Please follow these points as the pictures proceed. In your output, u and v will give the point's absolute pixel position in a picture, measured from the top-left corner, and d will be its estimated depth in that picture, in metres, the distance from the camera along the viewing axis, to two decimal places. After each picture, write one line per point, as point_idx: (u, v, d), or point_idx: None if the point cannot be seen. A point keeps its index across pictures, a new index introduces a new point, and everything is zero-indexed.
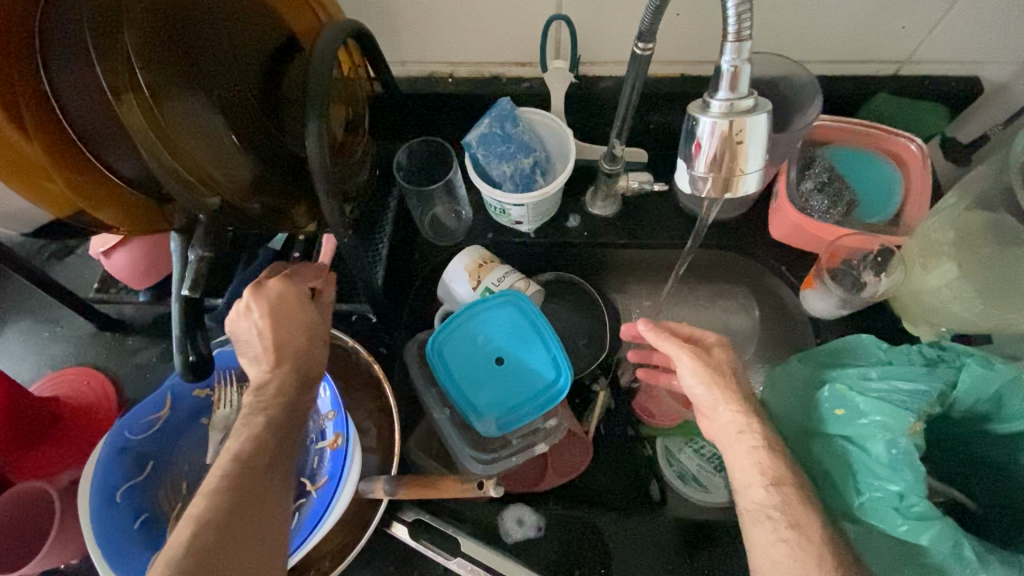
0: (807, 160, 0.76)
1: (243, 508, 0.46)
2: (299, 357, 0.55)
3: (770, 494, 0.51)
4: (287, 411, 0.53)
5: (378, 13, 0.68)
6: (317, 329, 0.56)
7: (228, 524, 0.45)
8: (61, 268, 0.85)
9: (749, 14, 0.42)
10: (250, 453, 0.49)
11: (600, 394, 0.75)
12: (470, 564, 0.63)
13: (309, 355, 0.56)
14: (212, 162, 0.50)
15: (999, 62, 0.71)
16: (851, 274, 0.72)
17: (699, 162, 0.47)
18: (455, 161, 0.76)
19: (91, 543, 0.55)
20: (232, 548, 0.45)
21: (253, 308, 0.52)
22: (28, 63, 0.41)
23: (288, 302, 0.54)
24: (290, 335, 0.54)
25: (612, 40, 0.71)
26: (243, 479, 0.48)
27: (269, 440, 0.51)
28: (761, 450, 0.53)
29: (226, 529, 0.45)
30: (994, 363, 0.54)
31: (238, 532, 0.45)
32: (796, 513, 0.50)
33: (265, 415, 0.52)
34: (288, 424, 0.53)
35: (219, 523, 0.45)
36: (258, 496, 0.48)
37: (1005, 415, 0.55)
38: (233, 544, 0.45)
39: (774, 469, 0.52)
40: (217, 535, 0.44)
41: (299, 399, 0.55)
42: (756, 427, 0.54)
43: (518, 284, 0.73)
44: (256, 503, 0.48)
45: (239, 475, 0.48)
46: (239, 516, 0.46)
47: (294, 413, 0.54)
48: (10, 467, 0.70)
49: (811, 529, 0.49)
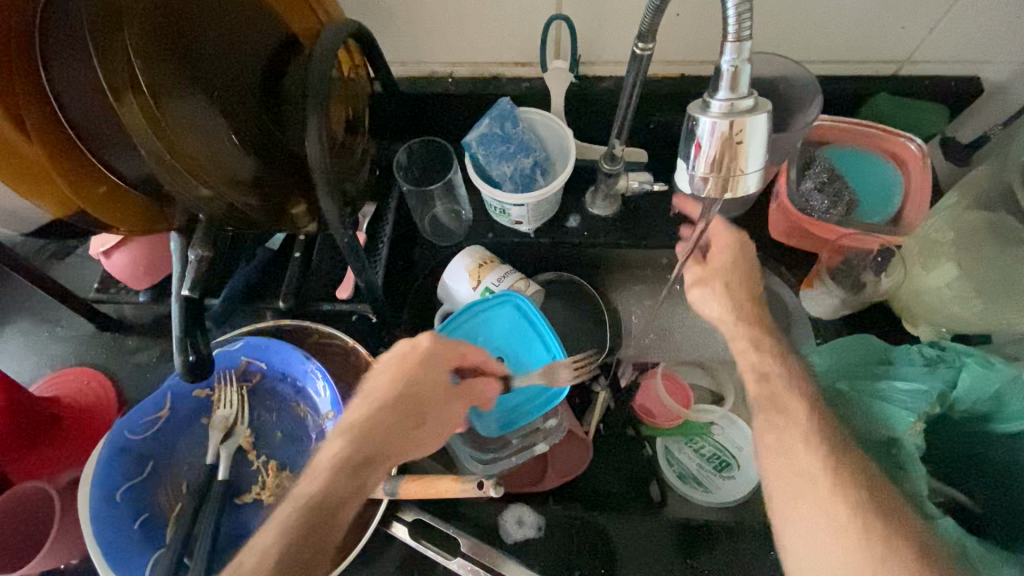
0: (807, 160, 0.76)
1: (350, 482, 0.50)
2: (377, 438, 0.53)
3: (759, 388, 0.52)
4: (401, 417, 0.54)
5: (379, 13, 0.68)
6: (430, 382, 0.56)
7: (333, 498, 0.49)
8: (61, 268, 0.85)
9: (749, 13, 0.42)
10: (303, 514, 0.47)
11: (600, 395, 0.75)
12: (470, 564, 0.63)
13: (405, 418, 0.55)
14: (212, 162, 0.49)
15: (998, 62, 0.71)
16: (852, 273, 0.72)
17: (699, 163, 0.47)
18: (455, 161, 0.76)
19: (91, 544, 0.56)
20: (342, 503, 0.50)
21: (415, 346, 0.56)
22: (28, 64, 0.42)
23: (414, 358, 0.56)
24: (381, 405, 0.54)
25: (612, 40, 0.71)
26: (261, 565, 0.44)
27: (377, 426, 0.53)
28: (749, 351, 0.53)
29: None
30: (994, 363, 0.54)
31: (334, 502, 0.49)
32: (784, 401, 0.50)
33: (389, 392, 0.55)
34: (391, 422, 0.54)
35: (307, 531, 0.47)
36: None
37: (1006, 415, 0.55)
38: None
39: (761, 365, 0.52)
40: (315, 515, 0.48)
41: (357, 484, 0.51)
42: (745, 330, 0.54)
43: (518, 284, 0.73)
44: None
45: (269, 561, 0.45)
46: (366, 476, 0.51)
47: (361, 484, 0.51)
48: (12, 468, 0.70)
49: (800, 413, 0.49)
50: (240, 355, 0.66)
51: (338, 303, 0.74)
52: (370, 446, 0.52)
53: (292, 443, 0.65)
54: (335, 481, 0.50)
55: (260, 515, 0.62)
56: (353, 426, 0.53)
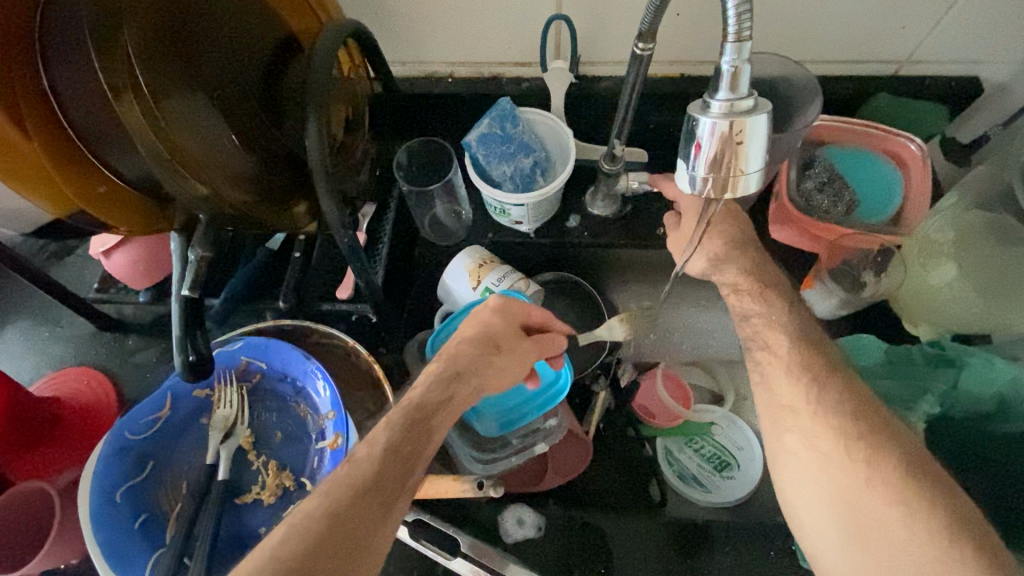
0: (807, 160, 0.76)
1: (438, 410, 0.52)
2: (464, 357, 0.55)
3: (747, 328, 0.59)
4: (483, 353, 0.56)
5: (379, 13, 0.68)
6: (510, 330, 0.58)
7: (423, 424, 0.50)
8: (61, 268, 0.85)
9: (749, 13, 0.42)
10: (401, 416, 0.50)
11: (600, 396, 0.74)
12: (470, 564, 0.63)
13: (492, 359, 0.56)
14: (212, 161, 0.49)
15: (998, 63, 0.71)
16: (851, 273, 0.71)
17: (699, 163, 0.47)
18: (454, 161, 0.76)
19: (91, 544, 0.56)
20: (429, 429, 0.51)
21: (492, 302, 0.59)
22: (28, 65, 0.42)
23: (490, 312, 0.59)
24: (463, 341, 0.57)
25: (612, 40, 0.70)
26: (369, 455, 0.47)
27: (464, 356, 0.55)
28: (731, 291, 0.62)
29: (341, 528, 0.43)
30: (995, 362, 0.57)
31: (418, 428, 0.50)
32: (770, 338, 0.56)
33: (472, 335, 0.57)
34: (477, 361, 0.55)
35: (397, 447, 0.48)
36: (373, 479, 0.46)
37: (1007, 415, 0.57)
38: (338, 548, 0.42)
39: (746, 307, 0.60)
40: (404, 434, 0.49)
41: (449, 396, 0.53)
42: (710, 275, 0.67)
43: (518, 284, 0.73)
44: (363, 488, 0.45)
45: (375, 453, 0.47)
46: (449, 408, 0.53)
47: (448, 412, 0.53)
48: (9, 468, 0.69)
49: (782, 348, 0.55)
50: (240, 355, 0.66)
51: (338, 303, 0.74)
52: (459, 364, 0.54)
53: (292, 442, 0.65)
54: (429, 392, 0.52)
55: (260, 515, 0.62)
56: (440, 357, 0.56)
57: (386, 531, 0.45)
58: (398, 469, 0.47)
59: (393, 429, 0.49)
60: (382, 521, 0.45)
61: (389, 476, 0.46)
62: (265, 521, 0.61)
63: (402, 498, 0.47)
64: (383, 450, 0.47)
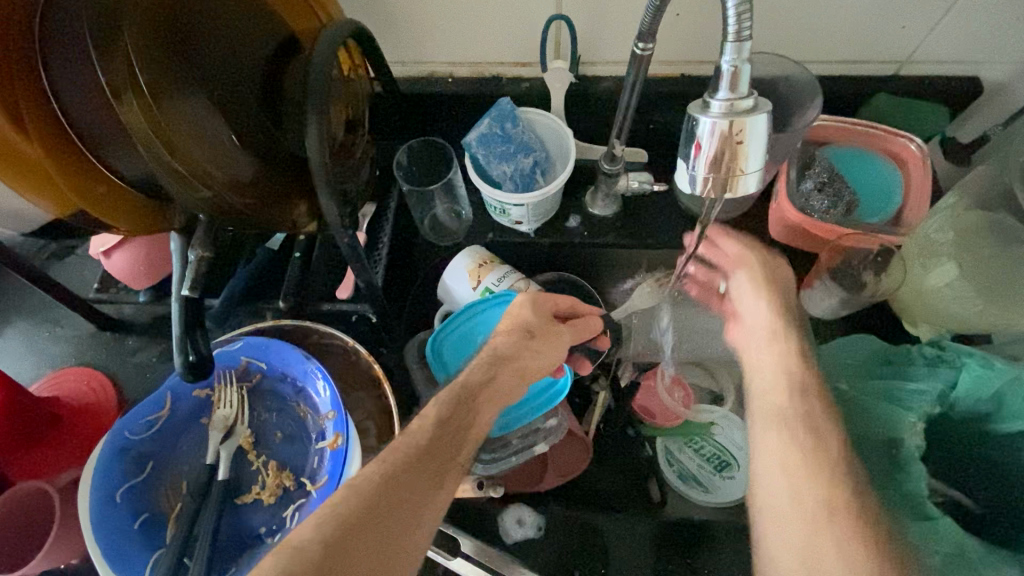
0: (807, 160, 0.76)
1: (485, 387, 0.55)
2: (504, 346, 0.58)
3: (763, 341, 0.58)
4: (521, 338, 0.58)
5: (379, 13, 0.69)
6: (542, 322, 0.61)
7: (471, 399, 0.54)
8: (60, 268, 0.85)
9: (749, 13, 0.42)
10: (447, 396, 0.54)
11: (600, 396, 0.75)
12: (471, 565, 0.64)
13: (532, 342, 0.59)
14: (212, 162, 0.49)
15: (999, 63, 0.71)
16: (852, 273, 0.71)
17: (699, 163, 0.47)
18: (455, 161, 0.77)
19: (91, 544, 0.56)
20: (478, 405, 0.54)
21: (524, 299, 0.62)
22: (28, 65, 0.42)
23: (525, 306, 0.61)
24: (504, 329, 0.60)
25: (612, 40, 0.70)
26: (419, 430, 0.51)
27: (505, 341, 0.58)
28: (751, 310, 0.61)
29: (395, 493, 0.46)
30: (994, 363, 0.54)
31: (467, 402, 0.54)
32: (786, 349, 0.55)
33: (510, 325, 0.60)
34: (518, 347, 0.58)
35: (447, 419, 0.52)
36: (425, 451, 0.49)
37: (1005, 415, 0.55)
38: (394, 506, 0.45)
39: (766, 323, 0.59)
40: (453, 408, 0.53)
41: (491, 376, 0.56)
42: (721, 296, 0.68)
43: (518, 284, 0.73)
44: (417, 457, 0.49)
45: (426, 425, 0.51)
46: (495, 386, 0.56)
47: (493, 390, 0.56)
48: (11, 468, 0.70)
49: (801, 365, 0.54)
50: (240, 355, 0.66)
51: (338, 303, 0.75)
52: (499, 350, 0.57)
53: (292, 443, 0.65)
54: (474, 372, 0.56)
55: (260, 515, 0.62)
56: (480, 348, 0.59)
57: (439, 498, 0.48)
58: (446, 444, 0.51)
59: (443, 402, 0.53)
60: (434, 489, 0.48)
61: (439, 449, 0.50)
62: (265, 521, 0.61)
63: (452, 471, 0.50)
64: (434, 421, 0.51)
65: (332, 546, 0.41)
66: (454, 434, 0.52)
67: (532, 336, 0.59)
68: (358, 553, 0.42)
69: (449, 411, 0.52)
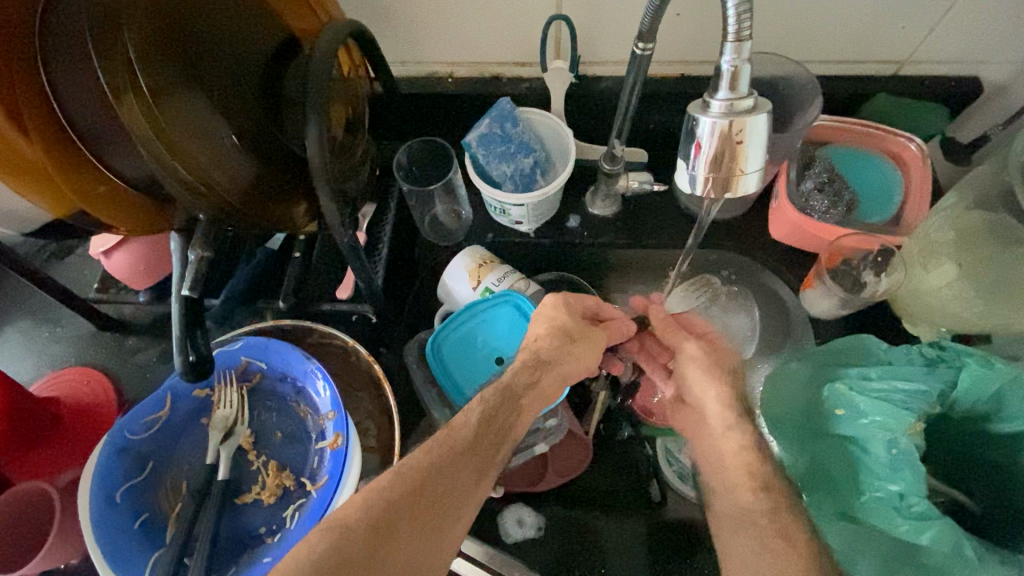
0: (807, 160, 0.76)
1: (524, 390, 0.57)
2: (548, 351, 0.59)
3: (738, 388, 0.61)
4: (559, 338, 0.60)
5: (379, 14, 0.69)
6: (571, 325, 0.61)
7: (512, 399, 0.56)
8: (60, 268, 0.85)
9: (749, 13, 0.42)
10: (492, 394, 0.56)
11: (600, 396, 0.74)
12: (470, 564, 0.64)
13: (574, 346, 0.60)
14: (213, 162, 0.49)
15: (998, 63, 0.72)
16: (851, 273, 0.73)
17: (699, 163, 0.47)
18: (455, 161, 0.76)
19: (91, 544, 0.56)
20: (520, 407, 0.57)
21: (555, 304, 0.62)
22: (28, 65, 0.42)
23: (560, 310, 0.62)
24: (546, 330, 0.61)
25: (612, 40, 0.70)
26: (466, 422, 0.53)
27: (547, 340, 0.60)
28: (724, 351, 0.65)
29: (437, 481, 0.49)
30: (994, 363, 0.54)
31: (508, 405, 0.56)
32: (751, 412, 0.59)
33: (547, 326, 0.61)
34: (560, 348, 0.60)
35: (491, 419, 0.54)
36: (469, 444, 0.52)
37: (1004, 415, 0.55)
38: (433, 496, 0.48)
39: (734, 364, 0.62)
40: (497, 410, 0.55)
41: (535, 381, 0.58)
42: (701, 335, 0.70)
43: (518, 284, 0.73)
44: (459, 453, 0.51)
45: (471, 423, 0.53)
46: (534, 388, 0.58)
47: (534, 392, 0.58)
48: (11, 469, 0.70)
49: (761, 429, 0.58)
50: (240, 355, 0.66)
51: (338, 303, 0.74)
52: (542, 354, 0.59)
53: (293, 443, 0.65)
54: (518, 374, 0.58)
55: (260, 515, 0.62)
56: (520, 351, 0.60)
57: (479, 490, 0.51)
58: (490, 438, 0.53)
59: (488, 401, 0.55)
60: (475, 482, 0.51)
61: (482, 443, 0.53)
62: (265, 521, 0.61)
63: (493, 465, 0.53)
64: (480, 418, 0.54)
65: (377, 528, 0.45)
66: (496, 434, 0.54)
67: (569, 339, 0.60)
68: (400, 535, 0.46)
69: (493, 411, 0.55)
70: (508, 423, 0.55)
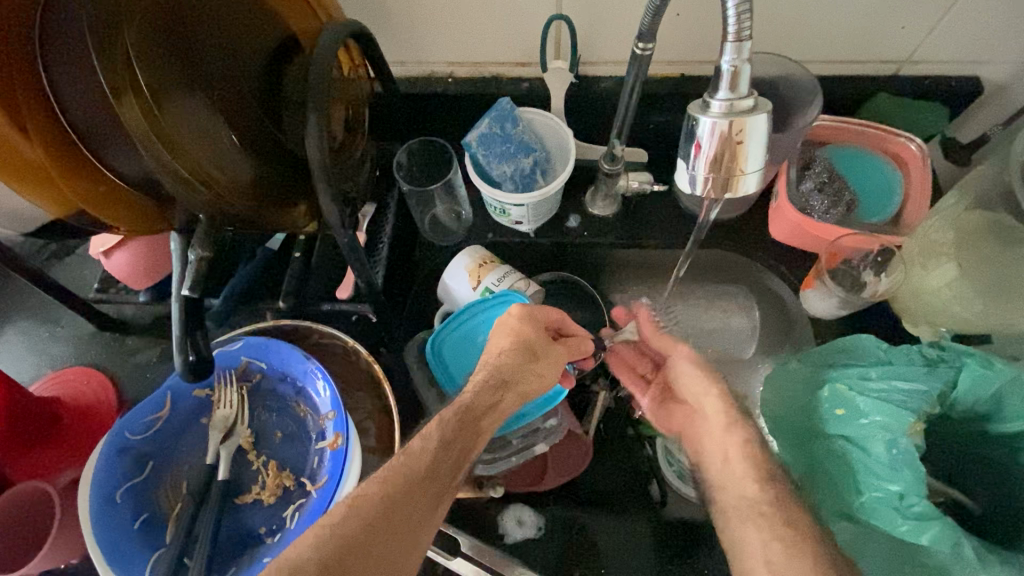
0: (807, 160, 0.76)
1: (490, 407, 0.57)
2: (508, 368, 0.59)
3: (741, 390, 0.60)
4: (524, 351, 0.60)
5: (379, 13, 0.68)
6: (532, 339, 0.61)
7: (472, 419, 0.56)
8: (60, 268, 0.85)
9: (749, 13, 0.42)
10: (452, 414, 0.55)
11: (600, 395, 0.74)
12: (470, 564, 0.63)
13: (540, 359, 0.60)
14: (213, 162, 0.49)
15: (999, 62, 0.71)
16: (851, 273, 0.72)
17: (699, 163, 0.47)
18: (454, 161, 0.76)
19: (91, 544, 0.56)
20: (478, 429, 0.56)
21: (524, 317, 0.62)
22: (28, 65, 0.42)
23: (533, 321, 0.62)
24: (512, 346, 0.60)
25: (612, 40, 0.70)
26: (424, 450, 0.52)
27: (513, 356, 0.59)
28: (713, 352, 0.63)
29: (394, 517, 0.48)
30: (993, 363, 0.54)
31: (467, 429, 0.55)
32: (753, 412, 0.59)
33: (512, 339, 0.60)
34: (524, 362, 0.60)
35: (448, 445, 0.53)
36: (426, 475, 0.51)
37: (1004, 415, 0.55)
38: (392, 525, 0.47)
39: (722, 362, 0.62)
40: (455, 432, 0.54)
41: (497, 402, 0.57)
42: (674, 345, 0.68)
43: (518, 284, 0.73)
44: (416, 480, 0.50)
45: (430, 448, 0.52)
46: (491, 408, 0.57)
47: (499, 410, 0.58)
48: (10, 467, 0.69)
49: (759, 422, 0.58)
50: (240, 355, 0.66)
51: (338, 303, 0.73)
52: (504, 373, 0.58)
53: (293, 443, 0.65)
54: (481, 398, 0.57)
55: (260, 515, 0.62)
56: (480, 366, 0.60)
57: (434, 518, 0.51)
58: (449, 468, 0.52)
59: (443, 424, 0.54)
60: (429, 512, 0.50)
61: (441, 470, 0.52)
62: (265, 522, 0.61)
63: (449, 490, 0.53)
64: (440, 436, 0.53)
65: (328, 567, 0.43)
66: (452, 459, 0.53)
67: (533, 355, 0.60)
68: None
69: (451, 434, 0.54)
70: (462, 447, 0.54)
